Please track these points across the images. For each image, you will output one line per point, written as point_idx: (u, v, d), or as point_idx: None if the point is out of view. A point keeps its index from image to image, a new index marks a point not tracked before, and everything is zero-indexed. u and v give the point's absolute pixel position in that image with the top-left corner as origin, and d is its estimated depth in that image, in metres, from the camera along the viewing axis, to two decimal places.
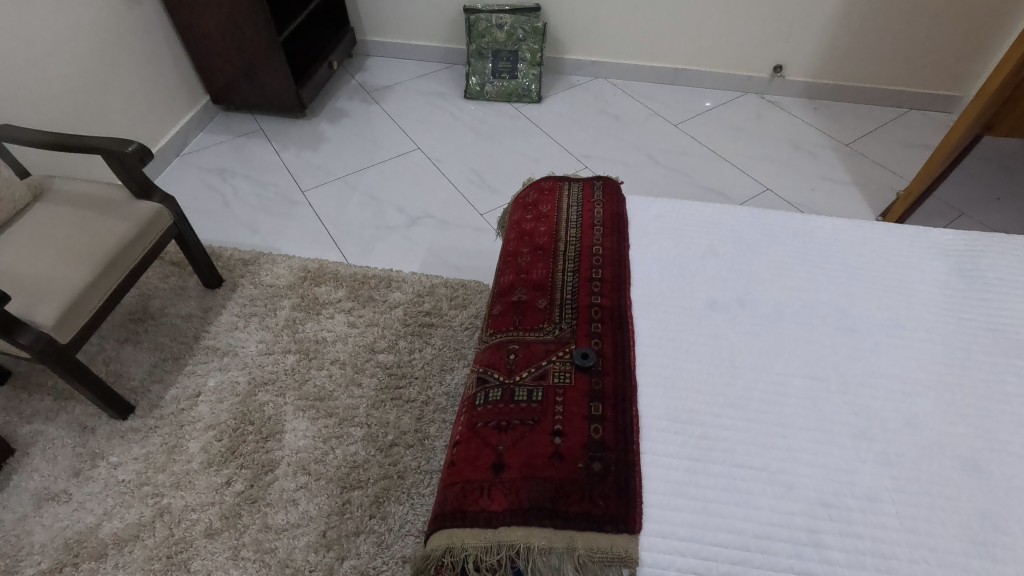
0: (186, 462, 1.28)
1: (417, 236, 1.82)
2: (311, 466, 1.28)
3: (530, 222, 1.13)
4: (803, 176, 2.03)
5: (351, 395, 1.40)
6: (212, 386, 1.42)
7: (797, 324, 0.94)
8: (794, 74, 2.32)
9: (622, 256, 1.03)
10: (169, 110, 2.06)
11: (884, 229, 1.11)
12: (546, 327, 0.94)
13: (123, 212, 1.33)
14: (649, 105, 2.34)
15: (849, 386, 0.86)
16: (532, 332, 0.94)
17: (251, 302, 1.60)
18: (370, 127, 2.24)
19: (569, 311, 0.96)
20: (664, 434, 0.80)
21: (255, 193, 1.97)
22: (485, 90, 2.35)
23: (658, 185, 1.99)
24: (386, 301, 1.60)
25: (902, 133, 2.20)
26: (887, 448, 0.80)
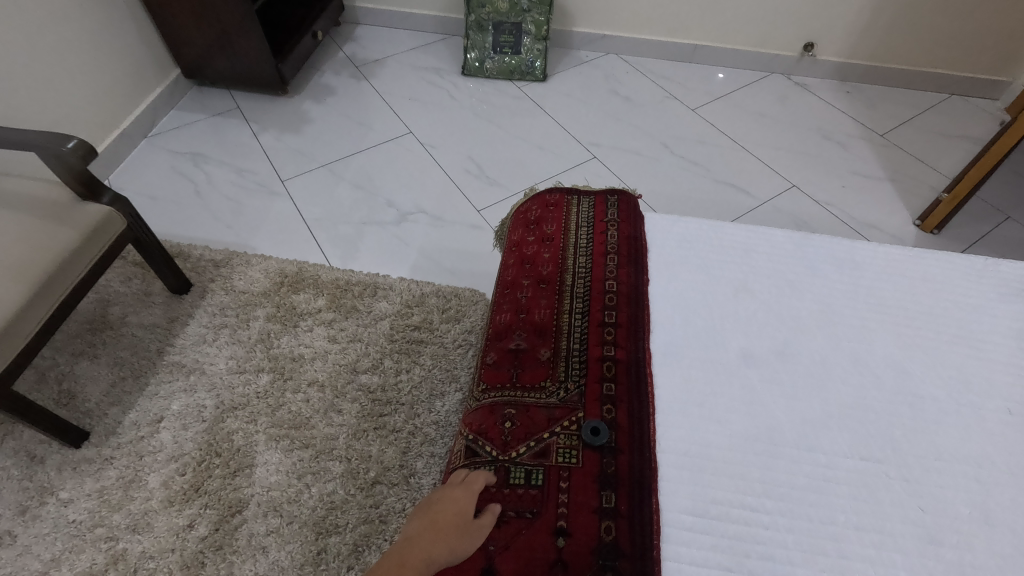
0: (145, 499, 1.15)
1: (406, 235, 1.65)
2: (284, 507, 1.15)
3: (531, 246, 0.96)
4: (834, 170, 1.84)
5: (330, 423, 1.26)
6: (176, 410, 1.28)
7: (848, 386, 0.78)
8: (826, 53, 2.09)
9: (640, 294, 0.87)
10: (135, 86, 1.85)
11: (948, 260, 0.94)
12: (549, 387, 0.78)
13: (65, 216, 1.15)
14: (665, 86, 2.13)
15: (911, 471, 0.71)
16: (532, 393, 0.78)
17: (222, 311, 1.44)
18: (358, 107, 2.03)
19: (577, 366, 0.80)
20: (690, 534, 0.66)
21: (229, 181, 1.78)
22: (485, 67, 2.13)
23: (673, 179, 1.80)
24: (370, 312, 1.44)
25: (943, 122, 2.00)
26: (962, 558, 0.65)
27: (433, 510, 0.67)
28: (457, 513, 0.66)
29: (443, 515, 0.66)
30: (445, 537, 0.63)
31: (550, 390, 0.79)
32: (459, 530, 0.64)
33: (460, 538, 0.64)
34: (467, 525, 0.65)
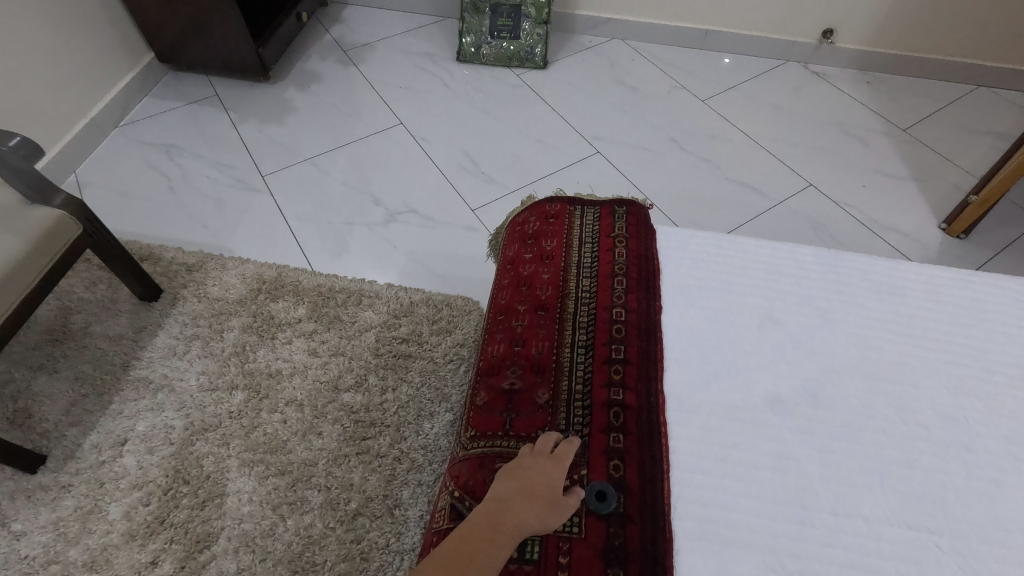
0: (105, 532, 1.05)
1: (395, 236, 1.54)
2: (257, 542, 1.05)
3: (528, 265, 0.85)
4: (854, 168, 1.72)
5: (309, 447, 1.16)
6: (141, 431, 1.17)
7: (891, 437, 0.68)
8: (846, 41, 1.96)
9: (652, 326, 0.76)
10: (104, 72, 1.72)
11: (999, 284, 0.83)
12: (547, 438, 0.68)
13: (10, 223, 1.03)
14: (673, 75, 2.00)
15: (968, 544, 0.61)
16: (527, 444, 0.68)
17: (194, 321, 1.33)
18: (345, 95, 1.90)
19: (579, 411, 0.70)
20: None
21: (206, 176, 1.66)
22: (482, 52, 2.00)
23: (682, 176, 1.68)
24: (355, 323, 1.33)
25: (969, 116, 1.88)
26: None
27: (520, 474, 0.60)
28: (546, 480, 0.59)
29: (533, 480, 0.59)
30: (537, 504, 0.56)
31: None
32: (550, 499, 0.57)
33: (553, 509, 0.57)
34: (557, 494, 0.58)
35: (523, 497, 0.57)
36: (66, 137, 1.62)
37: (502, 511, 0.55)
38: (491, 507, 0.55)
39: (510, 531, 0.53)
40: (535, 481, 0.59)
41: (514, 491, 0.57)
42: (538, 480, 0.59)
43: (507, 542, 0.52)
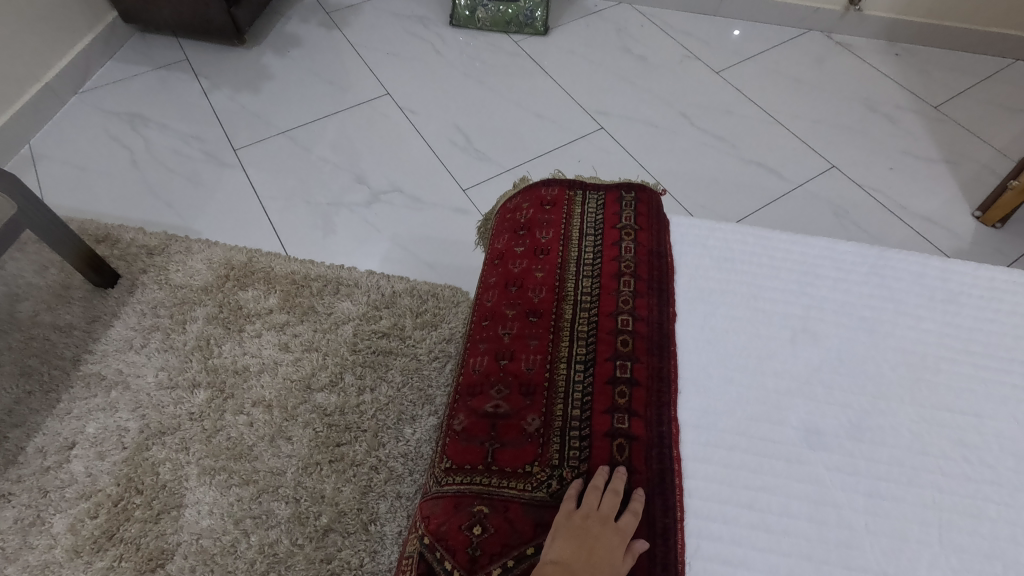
0: (46, 548, 0.95)
1: (378, 218, 1.41)
2: (217, 560, 0.95)
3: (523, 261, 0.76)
4: (881, 149, 1.58)
5: (277, 454, 1.05)
6: (91, 434, 1.06)
7: (948, 480, 0.59)
8: (875, 8, 1.80)
9: (663, 339, 0.68)
10: (59, 31, 1.56)
11: None
12: (539, 475, 0.60)
13: None
14: (686, 44, 1.84)
15: None
16: (514, 482, 0.59)
17: (154, 311, 1.21)
18: (328, 61, 1.75)
19: (575, 442, 0.61)
20: None
21: (173, 149, 1.52)
22: (477, 16, 1.83)
23: (693, 156, 1.54)
24: (331, 314, 1.21)
25: (1006, 93, 1.72)
26: None
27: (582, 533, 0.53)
28: (610, 552, 0.52)
29: (599, 549, 0.52)
30: None
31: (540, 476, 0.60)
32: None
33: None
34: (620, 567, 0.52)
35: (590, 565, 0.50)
36: (17, 104, 1.48)
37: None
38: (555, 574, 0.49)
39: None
40: (600, 551, 0.52)
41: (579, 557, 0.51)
42: (603, 545, 0.52)
43: None
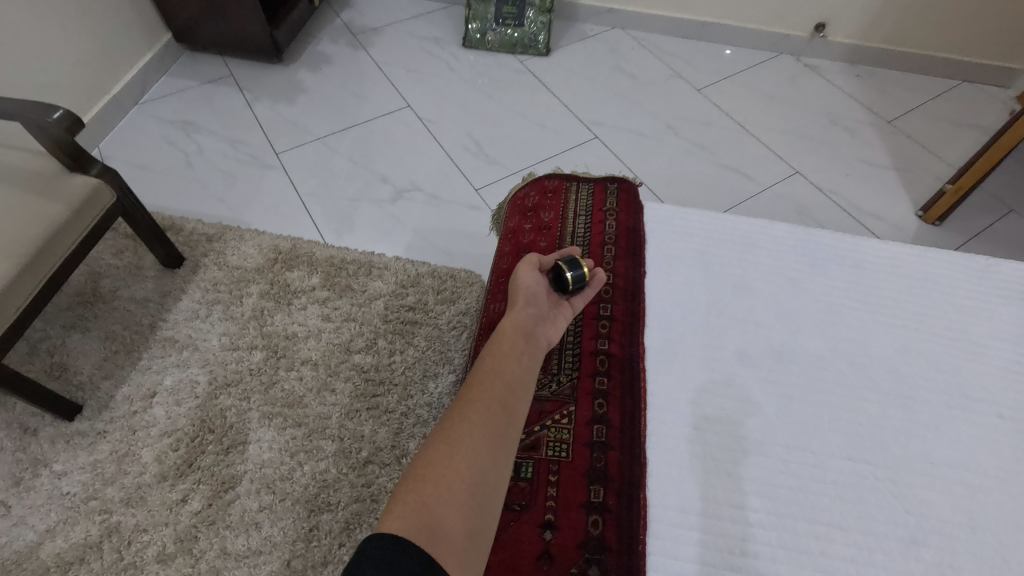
0: (139, 473, 1.16)
1: (402, 213, 1.63)
2: (277, 484, 1.16)
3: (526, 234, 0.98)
4: (839, 157, 1.81)
5: (323, 402, 1.26)
6: (168, 385, 1.28)
7: (844, 387, 0.78)
8: (838, 35, 2.04)
9: (637, 287, 0.87)
10: (124, 51, 1.79)
11: (951, 259, 0.93)
12: (541, 379, 0.79)
13: (51, 191, 1.12)
14: (671, 64, 2.08)
15: (899, 474, 0.72)
16: None
17: (215, 287, 1.43)
18: (355, 77, 1.98)
19: (569, 357, 0.81)
20: (675, 529, 0.67)
21: (222, 152, 1.75)
22: (487, 38, 2.07)
23: (674, 162, 1.77)
24: (365, 291, 1.43)
25: (953, 110, 1.96)
26: (942, 559, 0.66)
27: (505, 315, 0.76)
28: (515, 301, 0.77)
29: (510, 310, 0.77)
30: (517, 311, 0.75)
31: (542, 380, 0.80)
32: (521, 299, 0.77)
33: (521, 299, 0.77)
34: (541, 350, 0.73)
35: (516, 360, 0.69)
36: (90, 113, 1.71)
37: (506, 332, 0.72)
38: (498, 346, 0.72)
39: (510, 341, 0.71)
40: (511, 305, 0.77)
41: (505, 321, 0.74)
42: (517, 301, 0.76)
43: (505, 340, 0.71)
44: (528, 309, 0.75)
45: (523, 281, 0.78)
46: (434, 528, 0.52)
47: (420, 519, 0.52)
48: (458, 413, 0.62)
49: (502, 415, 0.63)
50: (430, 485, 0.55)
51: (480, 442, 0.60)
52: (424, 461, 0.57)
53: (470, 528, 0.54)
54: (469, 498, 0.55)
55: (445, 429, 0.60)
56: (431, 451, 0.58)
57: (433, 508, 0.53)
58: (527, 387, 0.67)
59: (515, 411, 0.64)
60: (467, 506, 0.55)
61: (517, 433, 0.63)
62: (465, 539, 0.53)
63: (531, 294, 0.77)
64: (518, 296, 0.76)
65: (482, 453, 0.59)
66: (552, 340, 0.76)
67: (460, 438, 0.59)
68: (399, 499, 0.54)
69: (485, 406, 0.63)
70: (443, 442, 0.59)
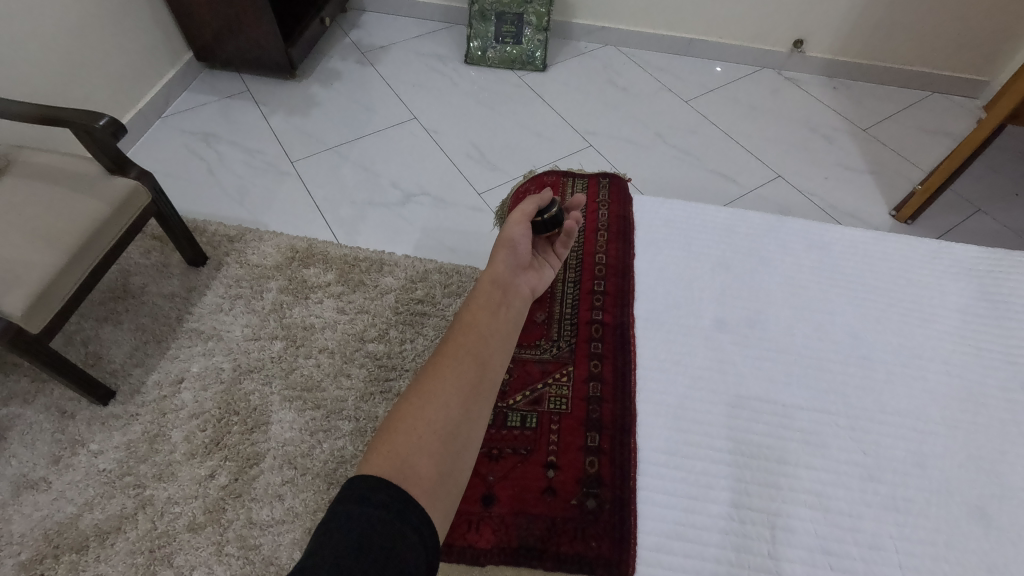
0: (169, 451, 1.25)
1: (410, 215, 1.74)
2: (298, 460, 1.25)
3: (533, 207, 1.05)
4: (818, 162, 1.94)
5: (339, 386, 1.36)
6: (195, 372, 1.37)
7: (810, 350, 0.89)
8: (816, 50, 2.18)
9: (627, 266, 0.99)
10: (150, 68, 1.92)
11: (906, 243, 1.04)
12: (543, 345, 0.92)
13: (96, 190, 1.23)
14: (660, 78, 2.22)
15: (859, 421, 0.82)
16: (528, 350, 0.91)
17: (236, 283, 1.53)
18: (364, 91, 2.11)
19: (568, 327, 0.94)
20: (663, 469, 0.78)
21: (241, 161, 1.86)
22: (487, 55, 2.21)
23: (664, 168, 1.89)
24: (377, 286, 1.54)
25: (924, 118, 2.10)
26: (896, 492, 0.76)
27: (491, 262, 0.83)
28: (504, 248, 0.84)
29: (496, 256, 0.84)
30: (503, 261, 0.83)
31: (544, 347, 0.92)
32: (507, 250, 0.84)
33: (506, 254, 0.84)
34: (518, 304, 0.81)
35: (492, 314, 0.76)
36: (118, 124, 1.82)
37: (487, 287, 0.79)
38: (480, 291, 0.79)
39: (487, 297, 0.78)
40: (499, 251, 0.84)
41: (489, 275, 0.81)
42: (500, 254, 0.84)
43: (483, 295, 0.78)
44: (510, 262, 0.83)
45: (510, 234, 0.85)
46: (408, 471, 0.58)
47: (394, 463, 0.59)
48: (431, 371, 0.69)
49: (471, 371, 0.69)
50: (402, 435, 0.61)
51: (450, 396, 0.66)
52: (398, 413, 0.63)
53: (441, 471, 0.60)
54: (440, 445, 0.62)
55: (419, 385, 0.67)
56: (404, 406, 0.64)
57: (407, 455, 0.60)
58: (499, 345, 0.74)
59: (486, 367, 0.71)
60: (438, 452, 0.61)
61: (487, 388, 0.69)
62: (437, 480, 0.60)
63: (514, 248, 0.84)
64: (501, 249, 0.84)
65: (452, 404, 0.65)
66: (532, 290, 0.85)
67: (432, 393, 0.66)
68: (376, 447, 0.61)
69: (455, 363, 0.69)
70: (417, 396, 0.65)
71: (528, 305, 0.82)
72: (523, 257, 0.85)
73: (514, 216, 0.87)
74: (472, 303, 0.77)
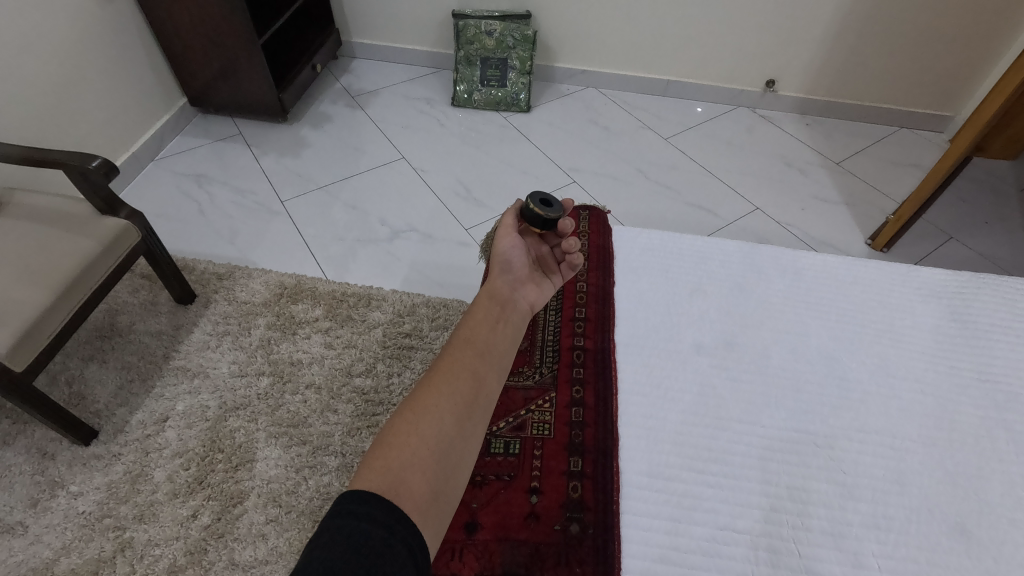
0: (152, 492, 1.22)
1: (399, 251, 1.77)
2: (283, 498, 1.22)
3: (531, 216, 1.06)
4: (794, 194, 2.00)
5: (326, 421, 1.35)
6: (180, 410, 1.36)
7: (786, 372, 0.92)
8: (787, 89, 2.28)
9: (607, 293, 1.03)
10: (144, 113, 1.98)
11: (876, 266, 1.08)
12: (527, 372, 0.96)
13: (86, 230, 1.25)
14: (640, 117, 2.31)
15: (836, 439, 0.84)
16: (512, 377, 0.95)
17: (224, 319, 1.54)
18: (354, 133, 2.18)
19: (550, 353, 0.98)
20: (645, 492, 0.78)
21: (233, 201, 1.90)
22: (473, 98, 2.30)
23: (647, 203, 1.95)
24: (365, 321, 1.55)
25: (894, 151, 2.19)
26: (876, 510, 0.77)
27: (488, 279, 0.85)
28: (499, 264, 0.86)
29: (494, 272, 0.86)
30: (499, 276, 0.85)
31: (527, 373, 0.96)
32: (500, 265, 0.86)
33: (501, 269, 0.86)
34: (515, 320, 0.81)
35: (489, 330, 0.77)
36: None
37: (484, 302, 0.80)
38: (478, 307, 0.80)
39: (483, 312, 0.79)
40: (494, 267, 0.87)
41: (485, 291, 0.83)
42: (495, 269, 0.86)
43: (479, 311, 0.79)
44: (506, 279, 0.84)
45: (501, 250, 0.87)
46: (400, 487, 0.59)
47: (387, 478, 0.59)
48: (426, 386, 0.69)
49: (466, 387, 0.69)
50: (396, 449, 0.61)
51: (444, 412, 0.66)
52: (392, 428, 0.63)
53: (433, 487, 0.60)
54: (433, 461, 0.62)
55: (415, 400, 0.67)
56: (399, 421, 0.64)
57: (399, 470, 0.60)
58: (496, 360, 0.74)
59: (481, 384, 0.71)
60: (431, 468, 0.61)
61: (482, 404, 0.69)
62: (430, 496, 0.60)
63: (507, 262, 0.86)
64: (496, 266, 0.86)
65: (447, 419, 0.66)
66: (531, 305, 0.84)
67: (427, 408, 0.66)
68: (370, 462, 0.61)
69: (450, 379, 0.69)
70: (412, 411, 0.65)
71: (527, 320, 0.83)
72: (518, 271, 0.86)
73: (502, 231, 0.89)
74: (468, 320, 0.78)
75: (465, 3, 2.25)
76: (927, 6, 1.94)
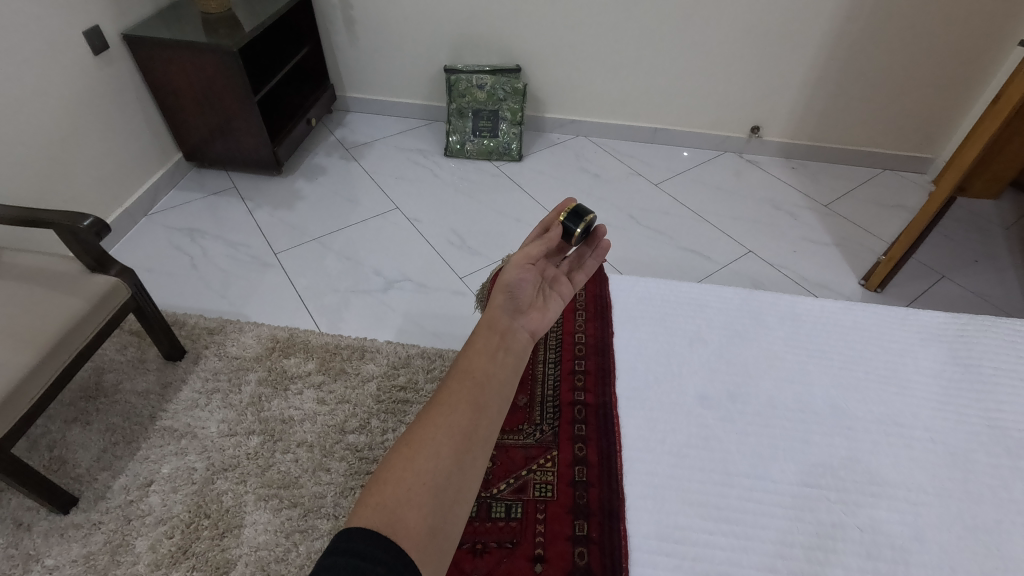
0: (132, 564, 1.16)
1: (392, 300, 1.76)
2: (271, 566, 1.16)
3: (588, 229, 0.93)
4: (785, 237, 2.02)
5: (318, 481, 1.30)
6: (166, 473, 1.31)
7: (792, 424, 0.89)
8: (772, 134, 2.34)
9: (606, 343, 1.03)
10: (138, 168, 1.99)
11: (875, 311, 1.08)
12: (526, 430, 0.95)
13: (75, 289, 1.23)
14: (630, 164, 2.35)
15: (850, 495, 0.81)
16: (511, 436, 0.95)
17: (214, 376, 1.51)
18: (348, 184, 2.20)
19: (550, 410, 0.98)
20: (656, 557, 0.74)
21: (226, 254, 1.89)
22: (466, 148, 2.34)
23: (640, 248, 1.96)
24: (358, 374, 1.52)
25: (879, 193, 2.23)
26: (897, 570, 0.74)
27: (490, 308, 0.79)
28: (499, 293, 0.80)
29: (495, 299, 0.80)
30: (500, 301, 0.80)
31: (528, 431, 0.96)
32: (503, 289, 0.80)
33: (502, 296, 0.80)
34: (517, 349, 0.77)
35: (489, 356, 0.73)
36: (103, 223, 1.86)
37: (484, 330, 0.76)
38: (479, 334, 0.76)
39: (482, 342, 0.74)
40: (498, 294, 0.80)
41: (486, 321, 0.78)
42: (497, 298, 0.80)
43: (478, 339, 0.75)
44: (506, 307, 0.79)
45: (508, 277, 0.80)
46: (397, 525, 0.55)
47: (381, 515, 0.56)
48: (425, 418, 0.65)
49: (465, 418, 0.65)
50: (391, 487, 0.58)
51: (441, 445, 0.62)
52: (387, 464, 0.60)
53: (431, 524, 0.57)
54: (430, 498, 0.58)
55: (410, 435, 0.63)
56: (395, 455, 0.61)
57: (395, 507, 0.57)
58: (499, 387, 0.70)
59: (482, 413, 0.67)
60: (428, 505, 0.58)
61: (483, 437, 0.65)
62: (427, 535, 0.56)
63: (512, 291, 0.79)
64: (499, 293, 0.80)
65: (444, 453, 0.62)
66: (532, 333, 0.80)
67: (422, 443, 0.62)
68: (366, 499, 0.57)
69: (447, 411, 0.65)
70: (407, 446, 0.62)
71: (528, 350, 0.78)
72: (523, 300, 0.81)
73: (517, 254, 0.82)
74: (469, 349, 0.74)
75: (456, 58, 2.33)
76: (900, 55, 2.03)
